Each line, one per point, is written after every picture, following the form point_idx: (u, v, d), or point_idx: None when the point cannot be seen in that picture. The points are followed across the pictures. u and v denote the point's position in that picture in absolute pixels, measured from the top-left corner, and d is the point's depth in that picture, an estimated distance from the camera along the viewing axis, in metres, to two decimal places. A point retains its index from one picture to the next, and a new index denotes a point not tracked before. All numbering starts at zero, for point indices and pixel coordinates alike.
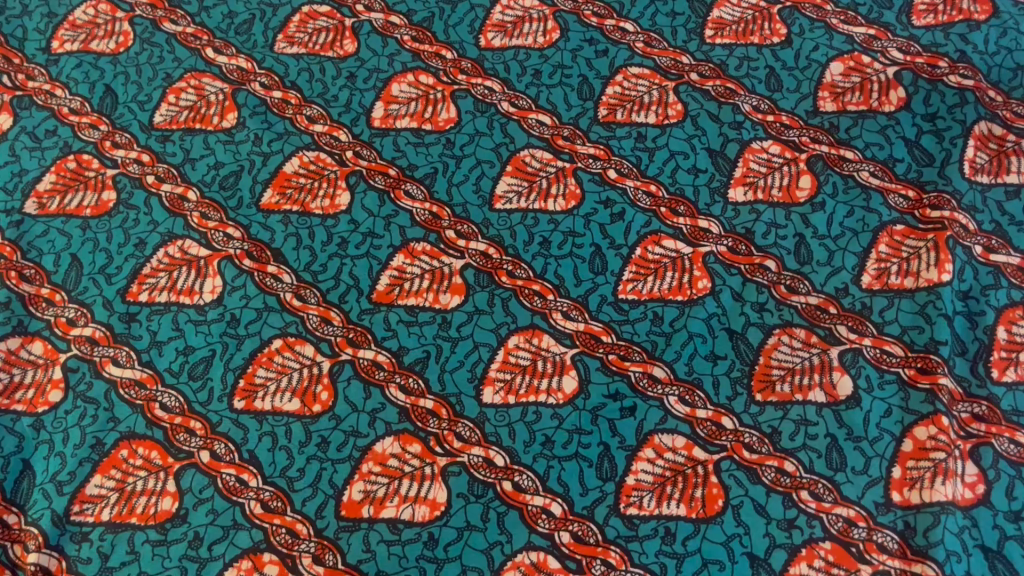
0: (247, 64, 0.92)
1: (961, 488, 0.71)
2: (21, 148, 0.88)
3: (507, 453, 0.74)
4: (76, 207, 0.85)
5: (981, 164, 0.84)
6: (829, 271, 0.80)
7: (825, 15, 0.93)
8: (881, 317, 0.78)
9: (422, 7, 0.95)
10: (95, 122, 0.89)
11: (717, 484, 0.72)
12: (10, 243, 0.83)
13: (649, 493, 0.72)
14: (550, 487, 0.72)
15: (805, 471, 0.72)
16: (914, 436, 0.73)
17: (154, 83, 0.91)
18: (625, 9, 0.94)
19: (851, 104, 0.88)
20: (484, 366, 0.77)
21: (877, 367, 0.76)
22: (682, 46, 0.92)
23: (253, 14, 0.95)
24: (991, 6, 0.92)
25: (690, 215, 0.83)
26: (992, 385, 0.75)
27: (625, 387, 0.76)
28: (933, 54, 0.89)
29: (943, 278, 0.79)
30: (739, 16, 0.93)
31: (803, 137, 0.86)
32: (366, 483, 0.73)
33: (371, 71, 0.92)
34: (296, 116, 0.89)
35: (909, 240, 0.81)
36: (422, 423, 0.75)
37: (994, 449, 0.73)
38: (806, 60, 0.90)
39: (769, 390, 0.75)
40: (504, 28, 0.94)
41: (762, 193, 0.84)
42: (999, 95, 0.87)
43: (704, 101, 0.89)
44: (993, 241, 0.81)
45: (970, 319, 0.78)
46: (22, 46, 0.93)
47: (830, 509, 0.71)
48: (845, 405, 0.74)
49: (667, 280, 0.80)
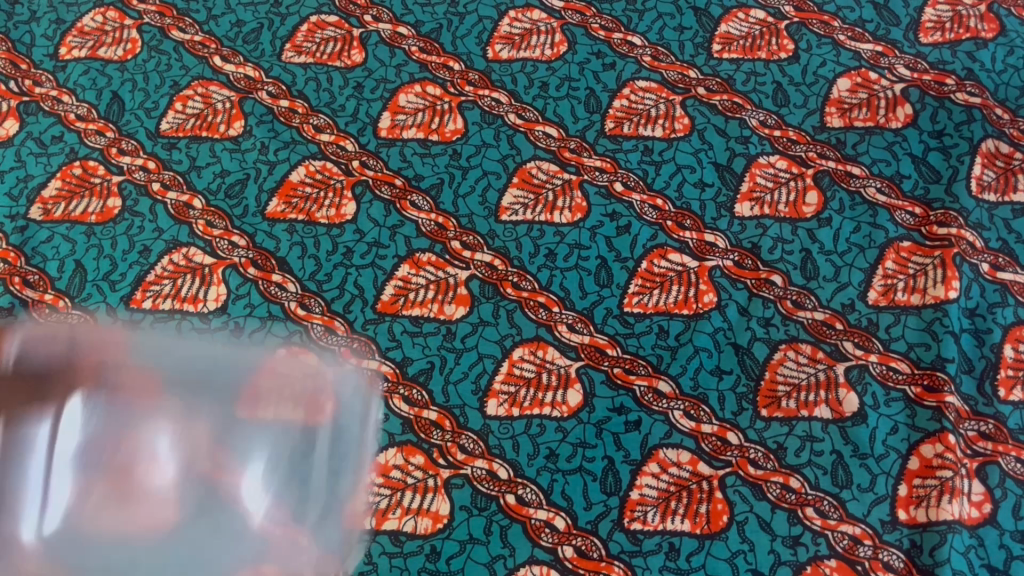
0: (255, 73, 0.92)
1: (967, 507, 0.71)
2: (26, 154, 0.88)
3: (511, 466, 0.73)
4: (81, 213, 0.85)
5: (988, 182, 0.84)
6: (835, 286, 0.80)
7: (832, 31, 0.93)
8: (887, 333, 0.77)
9: (430, 18, 0.95)
10: (101, 129, 0.89)
11: (721, 500, 0.72)
12: (15, 248, 0.83)
13: (653, 508, 0.71)
14: (554, 501, 0.72)
15: (810, 488, 0.72)
16: (921, 453, 0.73)
17: (161, 91, 0.91)
18: (632, 23, 0.94)
19: (858, 120, 0.88)
20: (489, 378, 0.77)
21: (883, 384, 0.75)
22: (690, 61, 0.92)
23: (260, 23, 0.95)
24: (997, 25, 0.92)
25: (696, 229, 0.83)
26: (999, 404, 0.75)
27: (630, 401, 0.76)
28: (940, 71, 0.89)
29: (950, 295, 0.79)
30: (747, 31, 0.93)
31: (810, 153, 0.86)
32: (369, 494, 0.72)
33: (378, 82, 0.92)
34: (303, 125, 0.89)
35: (915, 257, 0.81)
36: (425, 434, 0.75)
37: (1001, 468, 0.72)
38: (813, 76, 0.90)
39: (775, 406, 0.75)
40: (512, 41, 0.94)
41: (768, 208, 0.84)
42: (1006, 113, 0.87)
43: (710, 115, 0.89)
44: (1000, 258, 0.81)
45: (977, 337, 0.77)
46: (30, 52, 0.93)
47: (836, 526, 0.70)
48: (851, 421, 0.74)
49: (672, 294, 0.80)
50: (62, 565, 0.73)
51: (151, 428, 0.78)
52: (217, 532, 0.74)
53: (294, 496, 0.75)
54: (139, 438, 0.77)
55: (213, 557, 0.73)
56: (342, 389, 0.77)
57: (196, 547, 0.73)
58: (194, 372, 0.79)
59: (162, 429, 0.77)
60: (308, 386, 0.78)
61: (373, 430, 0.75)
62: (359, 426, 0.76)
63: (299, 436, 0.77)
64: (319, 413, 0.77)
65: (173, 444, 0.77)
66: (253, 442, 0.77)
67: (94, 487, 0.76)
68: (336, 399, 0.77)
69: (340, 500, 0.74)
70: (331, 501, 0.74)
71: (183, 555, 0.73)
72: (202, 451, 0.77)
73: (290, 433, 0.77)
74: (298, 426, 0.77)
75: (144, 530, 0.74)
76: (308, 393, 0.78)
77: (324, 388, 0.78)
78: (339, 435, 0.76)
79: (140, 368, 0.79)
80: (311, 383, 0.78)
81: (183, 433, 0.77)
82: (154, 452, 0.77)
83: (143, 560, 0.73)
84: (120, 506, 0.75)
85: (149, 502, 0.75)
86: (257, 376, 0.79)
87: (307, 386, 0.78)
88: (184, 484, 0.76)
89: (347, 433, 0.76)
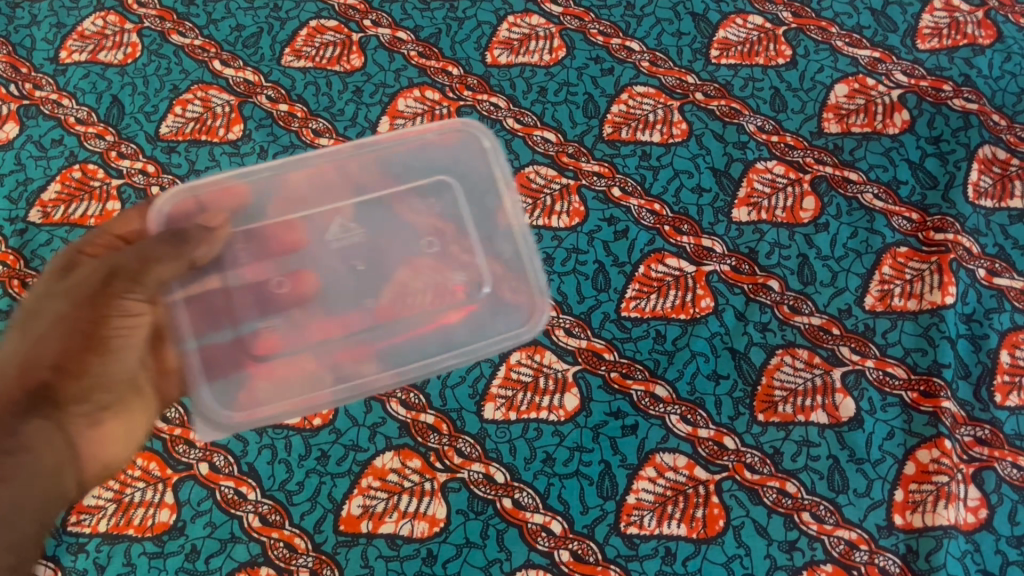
0: (254, 77, 0.92)
1: (963, 513, 0.71)
2: (26, 157, 0.88)
3: (508, 469, 0.73)
4: (80, 216, 0.85)
5: (985, 189, 0.84)
6: (832, 291, 0.80)
7: (830, 37, 0.93)
8: (884, 339, 0.78)
9: (429, 23, 0.95)
10: (101, 132, 0.89)
11: (718, 504, 0.72)
12: (14, 251, 0.83)
13: (649, 512, 0.71)
14: (550, 505, 0.72)
15: (807, 492, 0.72)
16: (917, 458, 0.73)
17: (161, 95, 0.91)
18: (631, 28, 0.95)
19: (855, 125, 0.88)
20: (486, 382, 0.77)
21: (879, 390, 0.76)
22: (688, 66, 0.92)
23: (260, 27, 0.95)
24: (994, 31, 0.92)
25: (694, 234, 0.83)
26: (995, 409, 0.75)
27: (627, 405, 0.76)
28: (937, 77, 0.90)
29: (947, 300, 0.79)
30: (745, 36, 0.94)
31: (807, 158, 0.86)
32: (365, 497, 0.72)
33: (377, 86, 0.92)
34: (302, 129, 0.89)
35: (912, 262, 0.81)
36: (422, 438, 0.75)
37: (997, 474, 0.73)
38: (810, 82, 0.91)
39: (772, 410, 0.75)
40: (510, 46, 0.94)
41: (765, 213, 0.84)
42: (1003, 119, 0.87)
43: (708, 121, 0.89)
44: (996, 264, 0.81)
45: (973, 342, 0.78)
46: (30, 56, 0.94)
47: (832, 531, 0.71)
48: (847, 427, 0.74)
49: (669, 298, 0.80)
50: (269, 374, 0.64)
51: (290, 228, 0.67)
52: (418, 325, 0.66)
53: (462, 271, 0.68)
54: (300, 232, 0.67)
55: (412, 344, 0.66)
56: (458, 151, 0.70)
57: (366, 348, 0.66)
58: (332, 172, 0.69)
59: (330, 219, 0.68)
60: (484, 175, 0.70)
61: (515, 211, 0.69)
62: (507, 198, 0.69)
63: (436, 214, 0.69)
64: (489, 194, 0.69)
65: (347, 230, 0.68)
66: (419, 222, 0.69)
67: (243, 294, 0.65)
68: (466, 167, 0.70)
69: (512, 275, 0.68)
70: (494, 263, 0.68)
71: (415, 343, 0.66)
72: (376, 237, 0.68)
73: (449, 198, 0.69)
74: (471, 209, 0.69)
75: (345, 322, 0.66)
76: (427, 175, 0.70)
77: (444, 160, 0.70)
78: (478, 211, 0.69)
79: (310, 176, 0.68)
80: (455, 162, 0.70)
81: (360, 220, 0.69)
82: (296, 247, 0.67)
83: (316, 369, 0.65)
84: (275, 312, 0.65)
85: (345, 290, 0.67)
86: (432, 172, 0.70)
87: (480, 177, 0.70)
88: (321, 276, 0.67)
89: (485, 195, 0.70)
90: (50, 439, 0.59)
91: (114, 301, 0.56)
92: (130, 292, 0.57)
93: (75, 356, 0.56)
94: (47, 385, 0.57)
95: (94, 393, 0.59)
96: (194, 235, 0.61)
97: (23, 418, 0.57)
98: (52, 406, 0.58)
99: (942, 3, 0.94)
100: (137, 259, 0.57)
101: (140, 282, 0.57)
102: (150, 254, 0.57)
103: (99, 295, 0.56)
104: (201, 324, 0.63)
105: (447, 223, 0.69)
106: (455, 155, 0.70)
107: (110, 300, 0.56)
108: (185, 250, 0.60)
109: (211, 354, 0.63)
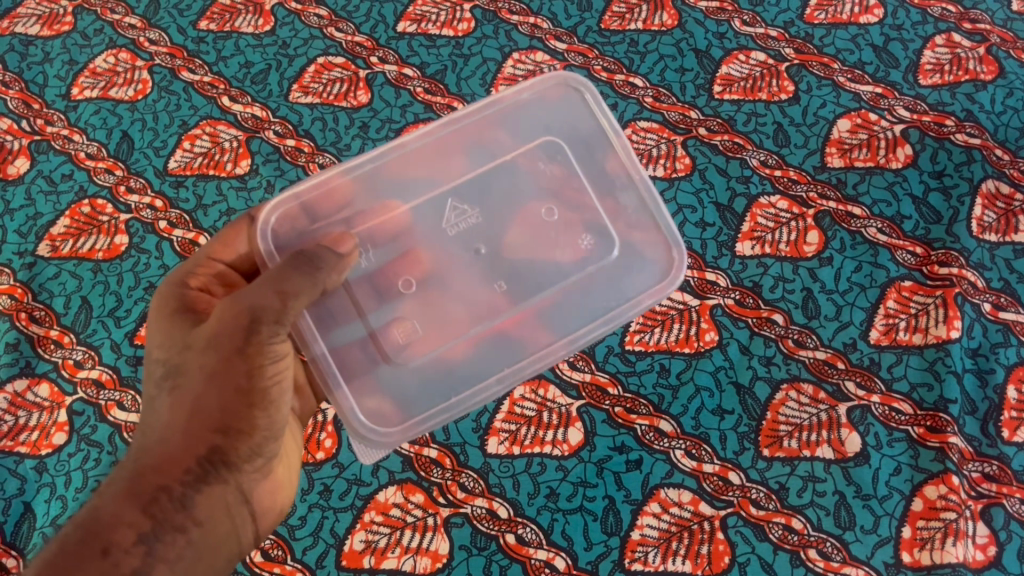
0: (262, 113, 0.93)
1: (971, 550, 0.70)
2: (36, 192, 0.89)
3: (511, 504, 0.73)
4: (88, 250, 0.85)
5: (989, 223, 0.84)
6: (836, 325, 0.80)
7: (832, 73, 0.94)
8: (890, 373, 0.77)
9: (435, 60, 0.97)
10: (111, 167, 0.90)
11: (723, 540, 0.71)
12: (22, 284, 0.84)
13: (654, 549, 0.71)
14: (554, 540, 0.72)
15: (813, 529, 0.71)
16: (924, 495, 0.72)
17: (171, 130, 0.93)
18: (635, 64, 0.96)
19: (858, 160, 0.88)
20: (490, 416, 0.77)
21: (885, 424, 0.75)
22: (691, 102, 0.93)
23: (269, 64, 0.97)
24: (996, 67, 0.93)
25: (698, 268, 0.83)
26: (1003, 445, 0.74)
27: (631, 440, 0.75)
28: (940, 113, 0.90)
29: (952, 335, 0.78)
30: (748, 72, 0.94)
31: (811, 193, 0.87)
32: (368, 533, 0.72)
33: (383, 122, 0.93)
34: (309, 164, 0.90)
35: (917, 296, 0.81)
36: (425, 473, 0.74)
37: (1006, 510, 0.72)
38: (813, 117, 0.91)
39: (777, 445, 0.75)
40: (515, 82, 0.95)
41: (769, 247, 0.84)
42: (1006, 154, 0.88)
43: (712, 155, 0.89)
44: (1002, 298, 0.81)
45: (980, 377, 0.77)
46: (43, 92, 0.95)
47: (838, 568, 0.70)
48: (853, 462, 0.74)
49: (674, 332, 0.80)
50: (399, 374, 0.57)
51: (393, 217, 0.59)
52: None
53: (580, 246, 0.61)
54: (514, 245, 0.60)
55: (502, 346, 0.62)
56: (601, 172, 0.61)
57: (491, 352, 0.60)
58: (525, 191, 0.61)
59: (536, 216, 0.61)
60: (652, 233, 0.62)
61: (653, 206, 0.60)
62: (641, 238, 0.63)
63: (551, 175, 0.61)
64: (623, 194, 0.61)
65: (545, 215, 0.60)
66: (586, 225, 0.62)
67: (362, 287, 0.57)
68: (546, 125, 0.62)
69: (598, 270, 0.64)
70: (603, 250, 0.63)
71: None
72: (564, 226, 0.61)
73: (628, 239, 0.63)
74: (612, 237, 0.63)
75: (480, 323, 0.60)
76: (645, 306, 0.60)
77: (500, 112, 0.61)
78: (523, 131, 0.61)
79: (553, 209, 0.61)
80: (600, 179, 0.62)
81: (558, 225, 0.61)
82: (410, 238, 0.59)
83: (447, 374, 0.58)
84: (402, 309, 0.58)
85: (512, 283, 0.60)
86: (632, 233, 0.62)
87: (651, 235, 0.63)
88: (505, 321, 0.59)
89: (618, 194, 0.61)
90: (223, 504, 0.54)
91: (265, 347, 0.50)
92: (277, 333, 0.50)
93: (237, 414, 0.51)
94: (219, 450, 0.52)
95: (264, 447, 0.54)
96: (323, 259, 0.51)
97: (195, 488, 0.52)
98: (224, 470, 0.53)
99: (943, 39, 0.95)
100: (276, 297, 0.49)
101: (284, 321, 0.50)
102: (287, 290, 0.49)
103: (249, 347, 0.49)
104: (324, 328, 0.56)
105: (602, 282, 0.60)
106: (669, 258, 0.61)
107: (261, 349, 0.50)
108: (319, 276, 0.51)
109: (344, 356, 0.57)
